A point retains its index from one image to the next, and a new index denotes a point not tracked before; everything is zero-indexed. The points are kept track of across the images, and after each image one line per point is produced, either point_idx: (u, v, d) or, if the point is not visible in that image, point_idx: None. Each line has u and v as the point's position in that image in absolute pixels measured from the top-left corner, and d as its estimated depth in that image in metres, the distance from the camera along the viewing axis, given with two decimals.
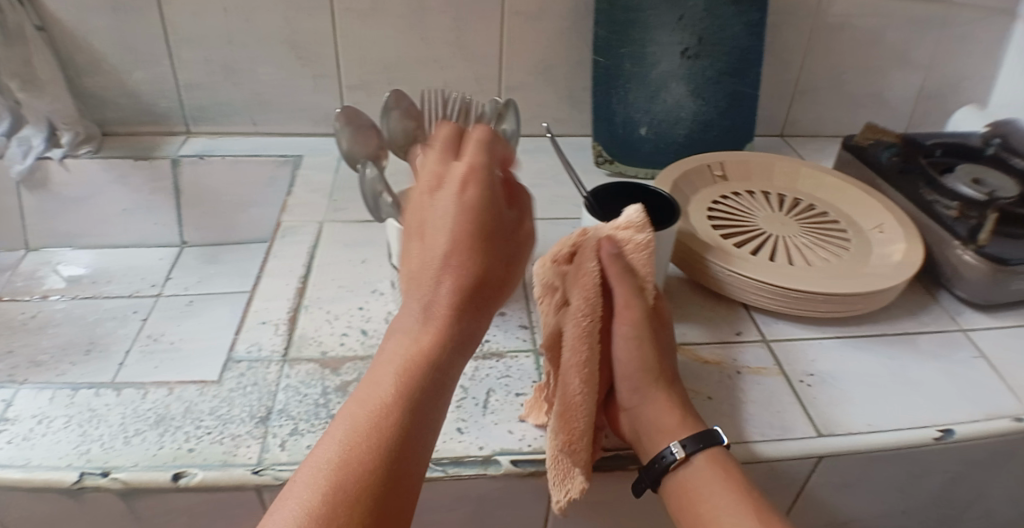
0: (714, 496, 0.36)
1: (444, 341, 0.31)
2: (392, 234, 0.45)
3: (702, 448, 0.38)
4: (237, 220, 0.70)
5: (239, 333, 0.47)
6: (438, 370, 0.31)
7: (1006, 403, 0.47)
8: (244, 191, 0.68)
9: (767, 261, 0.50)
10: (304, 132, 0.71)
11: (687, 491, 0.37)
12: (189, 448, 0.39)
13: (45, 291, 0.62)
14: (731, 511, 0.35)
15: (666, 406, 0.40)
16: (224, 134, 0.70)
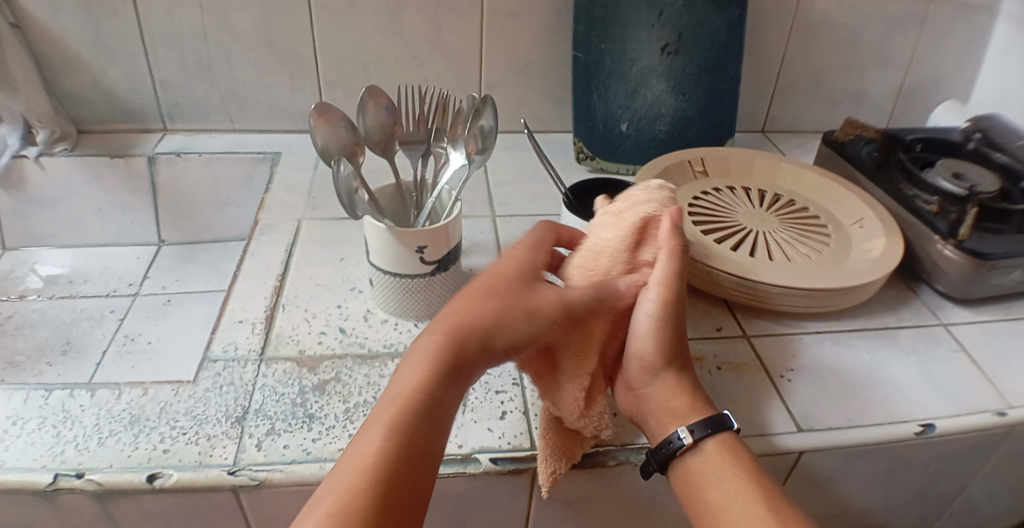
0: (722, 483, 0.35)
1: (444, 378, 0.34)
2: (370, 231, 0.44)
3: (712, 433, 0.37)
4: (215, 219, 0.70)
5: (215, 332, 0.47)
6: (438, 403, 0.33)
7: (985, 397, 0.47)
8: (223, 190, 0.68)
9: (747, 257, 0.50)
10: (284, 130, 0.70)
11: (694, 479, 0.37)
12: (164, 449, 0.39)
13: (22, 291, 0.61)
14: (738, 498, 0.34)
15: (675, 388, 0.39)
16: (202, 132, 0.69)
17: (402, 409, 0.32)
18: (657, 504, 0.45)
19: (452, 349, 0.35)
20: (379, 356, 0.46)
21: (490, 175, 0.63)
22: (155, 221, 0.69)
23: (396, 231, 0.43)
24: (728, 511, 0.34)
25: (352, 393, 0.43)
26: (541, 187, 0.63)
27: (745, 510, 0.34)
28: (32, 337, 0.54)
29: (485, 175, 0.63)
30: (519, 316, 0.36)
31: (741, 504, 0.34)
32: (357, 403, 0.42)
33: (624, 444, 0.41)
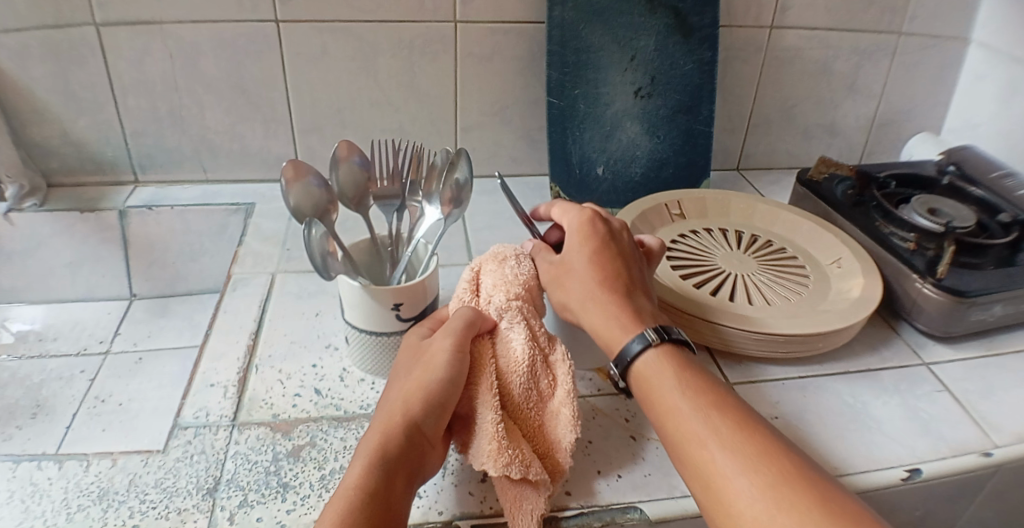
0: (670, 389, 0.36)
1: (379, 462, 0.35)
2: (346, 291, 0.43)
3: (647, 346, 0.38)
4: (188, 269, 0.69)
5: (185, 398, 0.45)
6: (379, 484, 0.34)
7: (970, 437, 0.47)
8: (198, 240, 0.67)
9: (726, 303, 0.50)
10: (258, 178, 0.69)
11: (646, 383, 0.37)
12: (133, 525, 0.38)
13: None
14: (682, 403, 0.35)
15: (602, 315, 0.41)
16: (174, 182, 0.68)
17: (338, 507, 0.33)
18: None
19: (374, 442, 0.36)
20: (355, 417, 0.45)
21: (468, 222, 0.62)
22: (127, 273, 0.67)
23: (371, 290, 0.42)
24: (675, 415, 0.35)
25: (328, 458, 0.42)
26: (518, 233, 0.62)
27: (688, 414, 0.34)
28: None
29: (463, 221, 0.63)
30: (422, 388, 0.38)
31: (686, 407, 0.34)
32: (334, 469, 0.41)
33: (605, 504, 0.41)
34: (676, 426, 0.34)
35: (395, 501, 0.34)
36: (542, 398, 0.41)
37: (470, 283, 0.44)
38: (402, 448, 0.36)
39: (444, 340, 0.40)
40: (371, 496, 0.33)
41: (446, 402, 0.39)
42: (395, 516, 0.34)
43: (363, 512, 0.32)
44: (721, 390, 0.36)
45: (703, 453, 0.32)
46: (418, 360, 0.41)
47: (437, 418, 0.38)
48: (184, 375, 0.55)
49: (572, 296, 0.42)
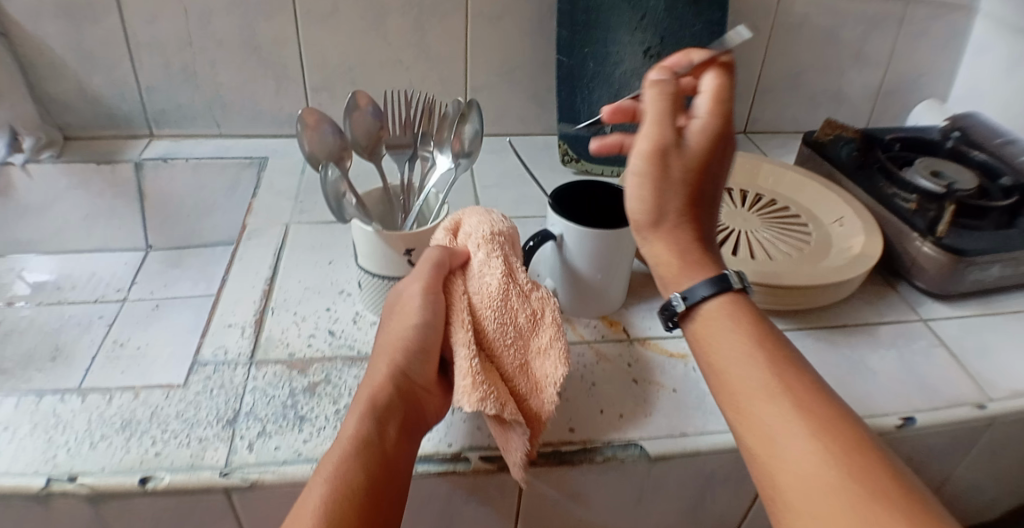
0: (729, 345, 0.34)
1: (371, 413, 0.37)
2: (359, 235, 0.45)
3: (716, 293, 0.36)
4: (201, 223, 0.70)
5: (204, 337, 0.47)
6: (371, 434, 0.36)
7: (963, 391, 0.49)
8: (210, 194, 0.69)
9: (730, 256, 0.51)
10: (269, 134, 0.71)
11: (705, 338, 0.36)
12: (155, 453, 0.40)
13: (10, 298, 0.61)
14: (746, 364, 0.33)
15: (676, 248, 0.37)
16: (187, 137, 0.70)
17: (336, 458, 0.35)
18: (643, 503, 0.46)
19: (365, 395, 0.38)
20: (368, 357, 0.47)
21: (477, 177, 0.64)
22: (142, 225, 0.69)
23: (383, 236, 0.44)
24: (735, 366, 0.33)
25: (342, 394, 0.44)
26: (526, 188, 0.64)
27: (753, 370, 0.33)
28: (16, 346, 0.54)
29: (472, 177, 0.64)
30: (402, 334, 0.40)
31: (748, 361, 0.33)
32: (347, 404, 0.43)
33: (608, 441, 0.42)
34: (737, 388, 0.33)
35: (390, 448, 0.36)
36: (520, 335, 0.41)
37: (446, 231, 0.45)
38: (391, 395, 0.38)
39: (420, 284, 0.41)
40: (365, 444, 0.35)
41: (427, 345, 0.40)
42: (393, 462, 0.36)
43: (359, 461, 0.34)
44: (788, 352, 0.34)
45: (766, 418, 0.31)
46: (396, 308, 0.42)
47: (421, 362, 0.40)
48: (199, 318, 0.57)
49: (654, 198, 0.36)
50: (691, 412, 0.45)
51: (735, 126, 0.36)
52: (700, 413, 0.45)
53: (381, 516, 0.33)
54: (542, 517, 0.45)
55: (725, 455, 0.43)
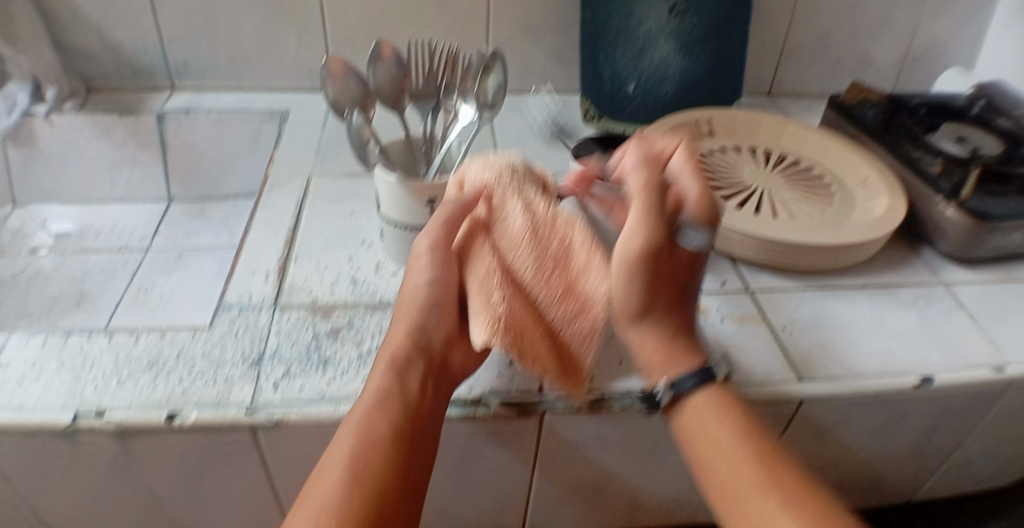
0: (715, 432, 0.36)
1: (391, 369, 0.38)
2: (382, 186, 0.45)
3: (703, 382, 0.38)
4: (225, 176, 0.70)
5: (229, 283, 0.48)
6: (392, 387, 0.37)
7: (982, 353, 0.48)
8: (229, 148, 0.69)
9: (753, 214, 0.51)
10: (290, 88, 0.71)
11: (690, 428, 0.38)
12: (183, 390, 0.41)
13: (35, 246, 0.63)
14: (730, 447, 0.35)
15: (659, 337, 0.39)
16: (208, 90, 0.70)
17: (361, 412, 0.36)
18: (659, 451, 0.46)
19: (387, 349, 0.39)
20: (390, 305, 0.47)
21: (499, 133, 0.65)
22: (165, 176, 0.69)
23: (407, 185, 0.44)
24: (727, 456, 0.35)
25: (365, 338, 0.45)
26: (547, 144, 0.64)
27: (743, 463, 0.35)
28: (42, 293, 0.56)
29: (493, 132, 0.65)
30: (415, 294, 0.41)
31: (739, 455, 0.35)
32: (370, 348, 0.44)
33: (627, 390, 0.42)
34: (724, 478, 0.35)
35: (414, 398, 0.37)
36: (556, 266, 0.40)
37: (456, 188, 0.43)
38: (410, 351, 0.39)
39: (427, 242, 0.41)
40: (388, 397, 0.36)
41: (442, 300, 0.41)
42: (419, 412, 0.37)
43: (383, 414, 0.35)
44: (766, 437, 0.36)
45: (750, 502, 0.33)
46: (411, 272, 0.43)
47: (436, 319, 0.41)
48: (222, 267, 0.59)
49: (638, 293, 0.38)
50: None
51: (716, 242, 0.39)
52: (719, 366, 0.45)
53: (409, 465, 0.35)
54: (559, 461, 0.46)
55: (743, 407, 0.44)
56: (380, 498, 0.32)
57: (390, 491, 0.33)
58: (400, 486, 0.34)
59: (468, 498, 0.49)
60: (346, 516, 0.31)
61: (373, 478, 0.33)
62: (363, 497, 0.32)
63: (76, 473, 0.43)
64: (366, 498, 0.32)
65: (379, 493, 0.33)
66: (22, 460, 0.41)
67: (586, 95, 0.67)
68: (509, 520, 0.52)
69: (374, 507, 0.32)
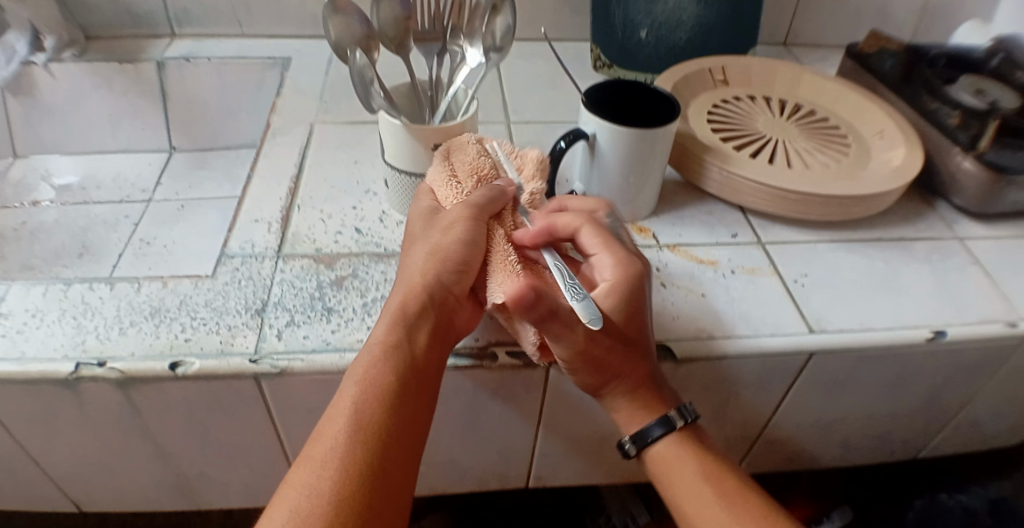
0: (690, 479, 0.36)
1: (405, 327, 0.35)
2: (387, 130, 0.44)
3: (668, 432, 0.37)
4: (224, 125, 0.71)
5: (232, 231, 0.47)
6: (404, 347, 0.35)
7: (997, 309, 0.47)
8: (229, 95, 0.69)
9: (766, 164, 0.50)
10: (291, 34, 0.71)
11: (666, 474, 0.37)
12: (185, 339, 0.40)
13: (37, 198, 0.64)
14: (696, 486, 0.36)
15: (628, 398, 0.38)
16: (208, 37, 0.70)
17: (366, 362, 0.34)
18: None
19: (398, 303, 0.37)
20: (395, 255, 0.46)
21: (506, 81, 0.64)
22: (165, 126, 0.70)
23: (411, 129, 0.42)
24: (695, 497, 0.36)
25: (370, 288, 0.44)
26: (555, 94, 0.63)
27: (710, 505, 0.35)
28: (47, 243, 0.57)
29: (499, 81, 0.64)
30: (425, 256, 0.39)
31: (708, 497, 0.35)
32: (375, 298, 0.43)
33: None
34: (692, 518, 0.36)
35: (420, 352, 0.35)
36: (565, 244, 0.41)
37: (445, 164, 0.42)
38: (423, 304, 0.36)
39: (461, 211, 0.40)
40: (394, 350, 0.34)
41: (467, 260, 0.38)
42: (424, 367, 0.35)
43: (388, 364, 0.34)
44: (732, 476, 0.37)
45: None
46: (434, 226, 0.40)
47: (457, 278, 0.38)
48: (224, 219, 0.59)
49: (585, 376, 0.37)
50: (720, 317, 0.44)
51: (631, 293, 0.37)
52: (729, 317, 0.44)
53: (411, 418, 0.33)
54: (566, 412, 0.46)
55: (753, 358, 0.43)
56: (384, 447, 0.32)
57: (393, 440, 0.32)
58: (404, 437, 0.33)
59: (474, 448, 0.49)
60: (349, 464, 0.31)
61: (378, 428, 0.32)
62: (366, 446, 0.31)
63: (78, 423, 0.42)
64: (367, 450, 0.31)
65: (380, 445, 0.32)
66: (23, 410, 0.41)
67: (597, 43, 0.66)
68: (515, 472, 0.52)
69: (377, 456, 0.31)
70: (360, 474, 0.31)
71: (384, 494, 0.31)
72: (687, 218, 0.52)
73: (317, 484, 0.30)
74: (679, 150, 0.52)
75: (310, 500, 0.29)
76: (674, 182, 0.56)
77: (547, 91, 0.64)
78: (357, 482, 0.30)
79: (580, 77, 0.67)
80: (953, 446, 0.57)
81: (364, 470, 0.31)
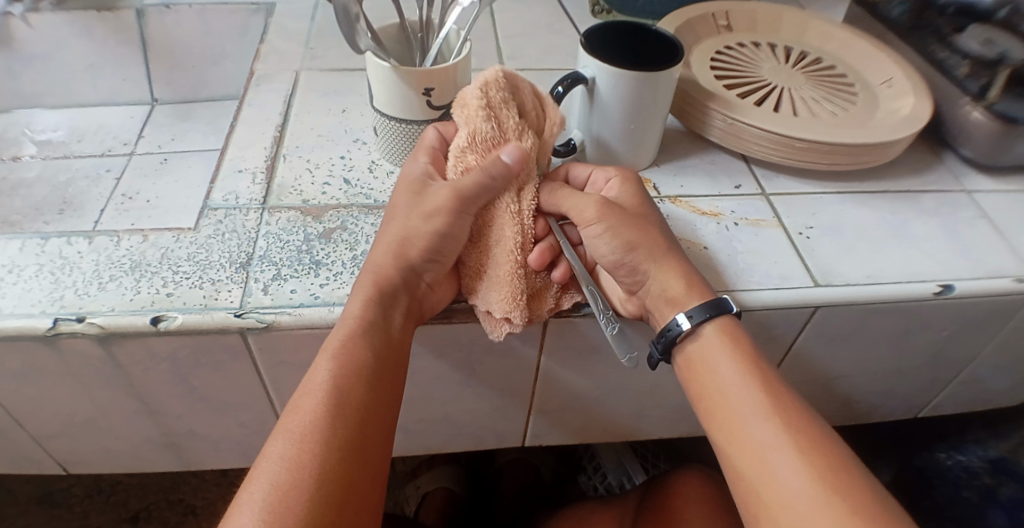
0: (722, 369, 0.36)
1: (375, 305, 0.34)
2: (373, 71, 0.42)
3: (710, 318, 0.37)
4: (209, 75, 0.70)
5: (215, 182, 0.45)
6: (376, 324, 0.34)
7: (1006, 262, 0.46)
8: (213, 44, 0.67)
9: (771, 111, 0.48)
10: None
11: (696, 366, 0.38)
12: (167, 293, 0.38)
13: (18, 153, 0.62)
14: (735, 376, 0.36)
15: (673, 272, 0.37)
16: None
17: (341, 336, 0.33)
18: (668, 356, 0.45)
19: (371, 278, 0.36)
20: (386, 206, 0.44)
21: (500, 28, 0.62)
22: (147, 77, 0.68)
23: (399, 71, 0.40)
24: (731, 387, 0.36)
25: (359, 241, 0.42)
26: (553, 42, 0.61)
27: (749, 391, 0.35)
28: (26, 197, 0.56)
29: (494, 27, 0.62)
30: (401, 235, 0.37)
31: (744, 388, 0.36)
32: (365, 250, 0.41)
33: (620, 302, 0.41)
34: (721, 408, 0.36)
35: (394, 331, 0.34)
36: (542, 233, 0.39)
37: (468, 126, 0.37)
38: (399, 287, 0.35)
39: (450, 200, 0.36)
40: (370, 325, 0.34)
41: (443, 248, 0.37)
42: (398, 345, 0.35)
43: (365, 340, 0.33)
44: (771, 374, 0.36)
45: (755, 429, 0.34)
46: (419, 204, 0.37)
47: (431, 266, 0.37)
48: (208, 173, 0.58)
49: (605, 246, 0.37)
50: (723, 268, 0.43)
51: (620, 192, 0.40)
52: (731, 268, 0.43)
53: (386, 394, 0.33)
54: (565, 369, 0.45)
55: (757, 312, 0.41)
56: (363, 420, 0.31)
57: (371, 414, 0.32)
58: (380, 410, 0.32)
59: (470, 405, 0.48)
60: (327, 437, 0.30)
61: (356, 402, 0.32)
62: (342, 419, 0.31)
63: (59, 381, 0.41)
64: (349, 424, 0.31)
65: (361, 418, 0.31)
66: (1, 367, 0.39)
67: None
68: (512, 429, 0.51)
69: (353, 429, 0.31)
70: (339, 447, 0.30)
71: (363, 465, 0.30)
72: (689, 168, 0.51)
73: (296, 456, 0.29)
74: (681, 97, 0.50)
75: (289, 473, 0.29)
76: (676, 133, 0.55)
77: (543, 38, 0.61)
78: (340, 452, 0.30)
79: (577, 25, 0.64)
80: (954, 404, 0.56)
81: (342, 443, 0.30)
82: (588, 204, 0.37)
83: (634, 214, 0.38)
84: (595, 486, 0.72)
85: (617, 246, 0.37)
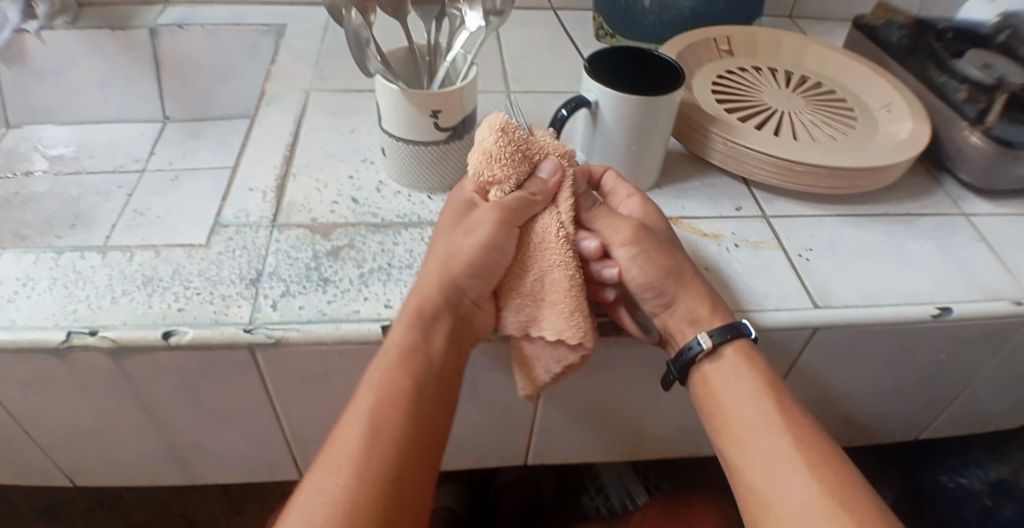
0: (734, 388, 0.37)
1: (418, 333, 0.35)
2: (382, 94, 0.43)
3: (730, 339, 0.37)
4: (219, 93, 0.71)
5: (226, 200, 0.46)
6: (421, 355, 0.34)
7: (1004, 286, 0.46)
8: (222, 61, 0.69)
9: (771, 135, 0.49)
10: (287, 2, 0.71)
11: (711, 383, 0.38)
12: (179, 308, 0.39)
13: (30, 168, 0.63)
14: (750, 393, 0.37)
15: (700, 294, 0.38)
16: (202, 4, 0.70)
17: (383, 364, 0.34)
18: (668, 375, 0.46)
19: (415, 301, 0.36)
20: (392, 225, 0.45)
21: (505, 50, 0.64)
22: (159, 94, 0.70)
23: (408, 95, 0.41)
24: (743, 405, 0.36)
25: (366, 259, 0.43)
26: (557, 64, 0.62)
27: (761, 411, 0.36)
28: (38, 210, 0.57)
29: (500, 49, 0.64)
30: (471, 250, 0.37)
31: (755, 406, 0.36)
32: (372, 268, 0.42)
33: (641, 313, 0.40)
34: (733, 425, 0.37)
35: (437, 356, 0.35)
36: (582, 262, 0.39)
37: (496, 142, 0.38)
38: (444, 309, 0.36)
39: (492, 213, 0.38)
40: (413, 352, 0.34)
41: (490, 267, 0.38)
42: (446, 370, 0.35)
43: (405, 367, 0.34)
44: (782, 391, 0.37)
45: (765, 446, 0.35)
46: (461, 224, 0.39)
47: (479, 283, 0.37)
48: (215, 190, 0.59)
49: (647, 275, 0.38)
50: (722, 290, 0.44)
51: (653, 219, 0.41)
52: (731, 289, 0.44)
53: (430, 430, 0.33)
54: (567, 386, 0.45)
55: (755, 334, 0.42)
56: (403, 451, 0.32)
57: (411, 447, 0.32)
58: (425, 442, 0.33)
59: (471, 421, 0.48)
60: (364, 475, 0.30)
61: (402, 436, 0.32)
62: (382, 454, 0.31)
63: (68, 392, 0.42)
64: (389, 459, 0.31)
65: (403, 450, 0.32)
66: (13, 378, 0.40)
67: (599, 12, 0.65)
68: (513, 447, 0.52)
69: (399, 464, 0.31)
70: (376, 484, 0.30)
71: (404, 506, 0.31)
72: (691, 191, 0.52)
73: (337, 490, 0.30)
74: (683, 121, 0.51)
75: (325, 510, 0.29)
76: (678, 155, 0.56)
77: (547, 60, 0.63)
78: (377, 493, 0.30)
79: (580, 48, 0.66)
80: (952, 426, 0.57)
81: (379, 481, 0.30)
82: (619, 228, 0.38)
83: (663, 236, 0.40)
84: (597, 506, 0.72)
85: (648, 271, 0.38)
